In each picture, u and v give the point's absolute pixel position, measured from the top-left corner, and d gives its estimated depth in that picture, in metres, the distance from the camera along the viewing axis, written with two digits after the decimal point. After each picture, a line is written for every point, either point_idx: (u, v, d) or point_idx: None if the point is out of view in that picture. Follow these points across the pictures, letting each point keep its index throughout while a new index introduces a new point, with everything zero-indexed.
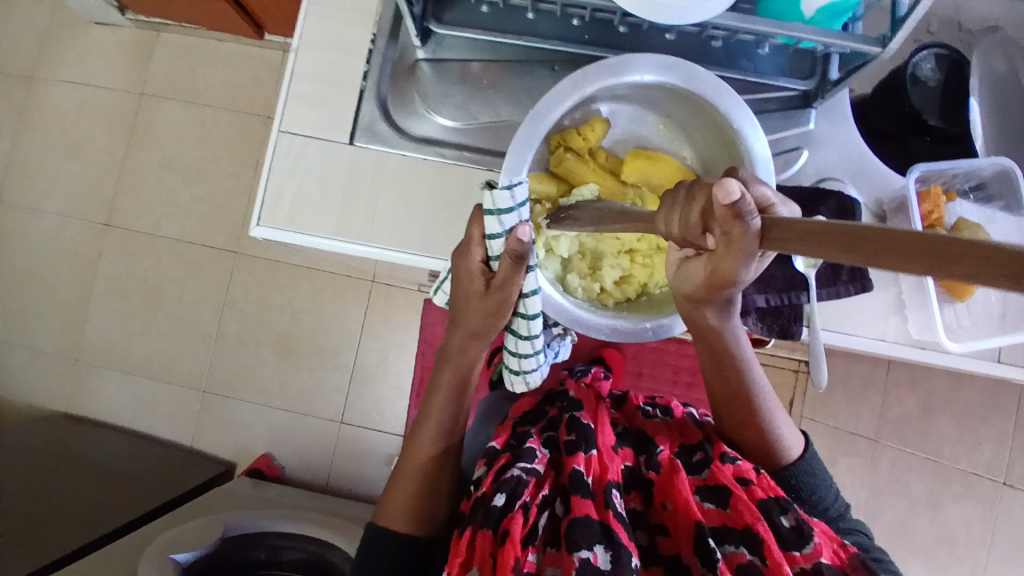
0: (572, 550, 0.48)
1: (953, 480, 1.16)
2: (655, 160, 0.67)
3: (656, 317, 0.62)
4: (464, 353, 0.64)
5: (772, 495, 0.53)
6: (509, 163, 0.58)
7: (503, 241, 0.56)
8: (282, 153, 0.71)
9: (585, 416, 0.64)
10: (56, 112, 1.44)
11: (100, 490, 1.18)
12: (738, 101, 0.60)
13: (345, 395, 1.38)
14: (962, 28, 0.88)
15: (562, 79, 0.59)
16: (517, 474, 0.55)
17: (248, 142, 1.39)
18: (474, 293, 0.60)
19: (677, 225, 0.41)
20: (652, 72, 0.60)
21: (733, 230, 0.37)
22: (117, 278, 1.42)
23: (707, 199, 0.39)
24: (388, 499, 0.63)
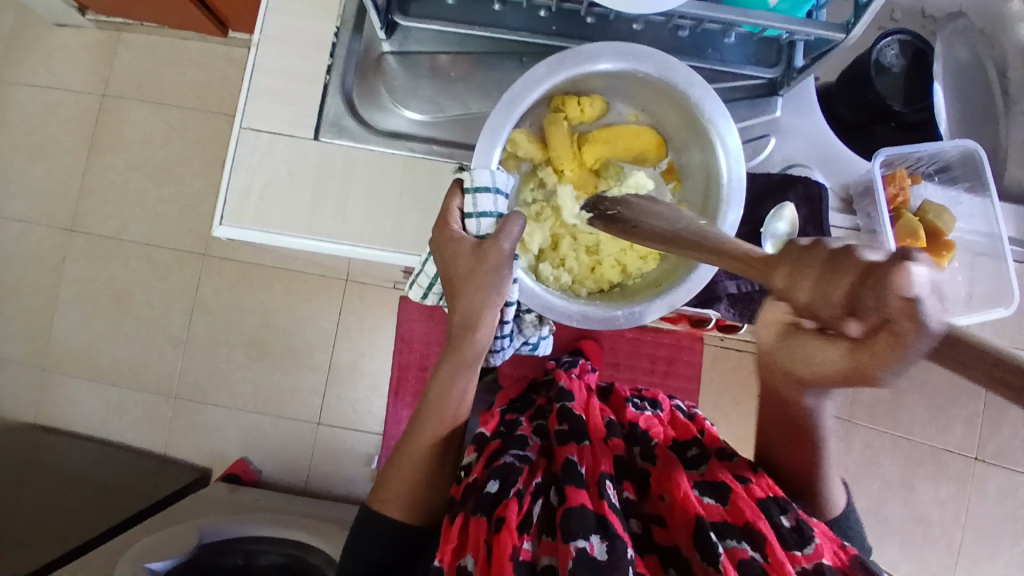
0: (569, 538, 0.48)
1: (923, 460, 1.20)
2: (619, 135, 0.66)
3: (627, 306, 0.62)
4: (467, 331, 0.61)
5: (771, 494, 0.53)
6: (480, 151, 0.58)
7: (493, 220, 0.59)
8: (246, 149, 0.69)
9: (576, 408, 0.65)
10: (14, 114, 1.39)
11: (72, 500, 1.15)
12: (711, 92, 0.60)
13: (322, 396, 1.36)
14: (925, 14, 0.89)
15: (536, 63, 0.59)
16: (510, 462, 0.57)
17: (215, 142, 1.36)
18: (462, 255, 0.57)
19: (810, 291, 0.36)
20: (627, 64, 0.60)
21: (902, 325, 0.32)
22: (83, 283, 1.38)
23: (864, 273, 0.33)
24: (382, 484, 0.63)
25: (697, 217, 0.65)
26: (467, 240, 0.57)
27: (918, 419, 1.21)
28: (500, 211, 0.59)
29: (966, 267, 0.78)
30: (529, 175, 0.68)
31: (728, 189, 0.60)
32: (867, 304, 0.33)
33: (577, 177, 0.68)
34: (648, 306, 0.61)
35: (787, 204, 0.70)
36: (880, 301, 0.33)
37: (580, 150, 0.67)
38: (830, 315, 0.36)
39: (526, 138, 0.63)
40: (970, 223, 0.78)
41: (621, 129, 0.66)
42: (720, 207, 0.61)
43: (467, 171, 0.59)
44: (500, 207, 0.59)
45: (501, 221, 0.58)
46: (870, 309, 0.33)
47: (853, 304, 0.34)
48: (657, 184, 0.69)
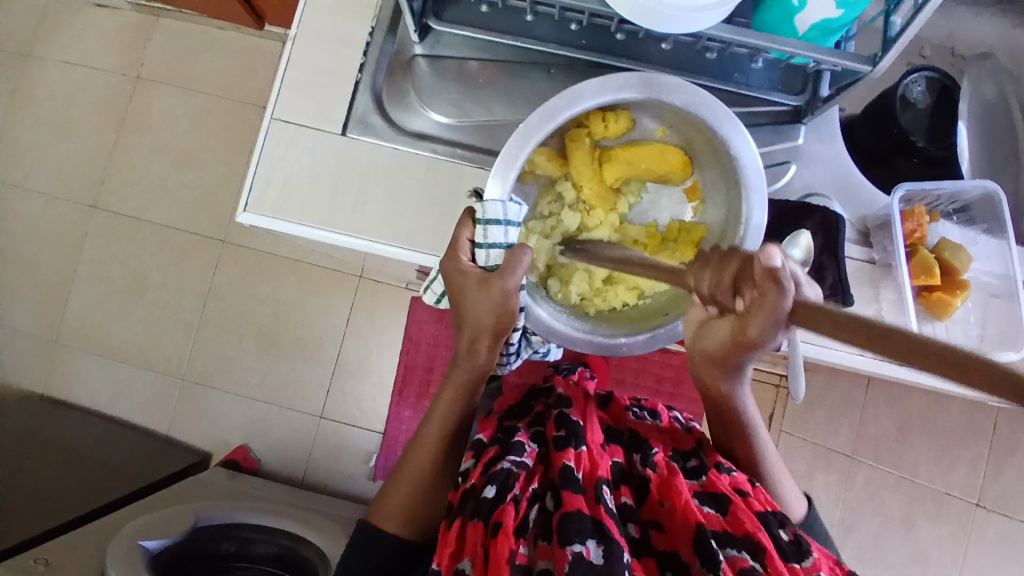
0: (566, 544, 0.49)
1: (924, 500, 1.19)
2: (641, 154, 0.66)
3: (634, 333, 0.63)
4: (472, 358, 0.65)
5: (770, 508, 0.55)
6: (494, 181, 0.57)
7: (502, 251, 0.59)
8: (274, 140, 0.71)
9: (575, 415, 0.65)
10: (50, 91, 1.42)
11: (74, 471, 1.16)
12: (738, 127, 0.59)
13: (327, 390, 1.37)
14: (955, 53, 0.91)
15: (557, 93, 0.58)
16: (507, 467, 0.56)
17: (242, 132, 1.39)
18: (472, 287, 0.59)
19: (708, 283, 0.47)
20: (653, 94, 0.60)
21: (769, 292, 0.42)
22: (102, 261, 1.41)
23: (740, 264, 0.46)
24: (383, 498, 0.66)
25: (715, 247, 0.66)
26: (473, 272, 0.59)
27: (923, 459, 1.20)
28: (510, 242, 0.59)
29: (979, 307, 0.76)
30: (547, 188, 0.69)
31: (746, 230, 0.61)
32: (743, 282, 0.45)
33: (597, 195, 0.68)
34: (654, 338, 0.62)
35: (803, 232, 0.70)
36: (752, 274, 0.44)
37: (602, 168, 0.67)
38: (717, 295, 0.47)
39: (544, 157, 0.65)
40: (988, 263, 0.76)
41: (644, 150, 0.66)
42: (736, 246, 0.62)
43: (479, 201, 0.58)
44: (510, 237, 0.58)
45: (509, 253, 0.58)
46: (747, 287, 0.45)
47: (736, 286, 0.46)
48: (678, 201, 0.69)
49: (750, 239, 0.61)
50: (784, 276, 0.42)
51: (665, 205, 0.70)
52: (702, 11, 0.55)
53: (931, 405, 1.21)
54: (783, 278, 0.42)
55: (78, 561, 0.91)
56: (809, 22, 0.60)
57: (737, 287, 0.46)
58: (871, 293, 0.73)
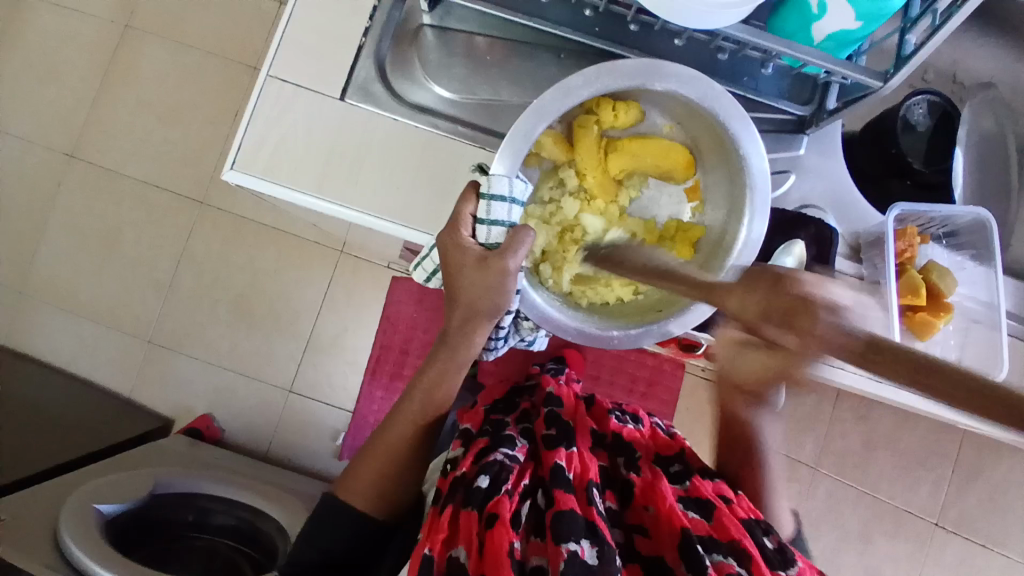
0: (560, 541, 0.49)
1: (883, 517, 1.22)
2: (648, 146, 0.65)
3: (625, 327, 0.62)
4: (464, 339, 0.63)
5: (753, 516, 0.57)
6: (501, 158, 0.56)
7: (504, 230, 0.58)
8: (268, 98, 0.68)
9: (564, 416, 0.68)
10: (32, 32, 1.37)
11: (30, 426, 1.12)
12: (749, 125, 0.59)
13: (298, 364, 1.35)
14: (956, 80, 0.91)
15: (573, 72, 0.58)
16: (500, 460, 0.58)
17: (230, 92, 1.35)
18: (469, 265, 0.58)
19: (758, 309, 0.45)
20: (668, 84, 0.59)
21: (800, 322, 0.39)
22: (74, 212, 1.36)
23: (792, 295, 0.42)
24: (350, 473, 0.65)
25: (711, 249, 0.66)
26: (474, 250, 0.58)
27: (886, 476, 1.23)
28: (513, 221, 0.58)
29: (959, 332, 0.79)
30: (550, 173, 0.67)
31: (745, 230, 0.61)
32: (792, 316, 0.40)
33: (600, 185, 0.67)
34: (646, 332, 0.61)
35: (798, 240, 0.69)
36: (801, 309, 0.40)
37: (606, 157, 0.66)
38: (754, 321, 0.45)
39: (551, 140, 0.63)
40: (972, 289, 0.79)
41: (652, 144, 0.65)
42: (737, 242, 0.61)
43: (485, 176, 0.58)
44: (512, 216, 0.58)
45: (512, 233, 0.58)
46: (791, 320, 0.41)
47: (782, 317, 0.42)
48: (678, 200, 0.69)
49: (752, 234, 0.61)
50: (820, 305, 0.40)
51: (664, 203, 0.69)
52: (723, 10, 0.54)
53: (898, 425, 1.23)
54: (820, 306, 0.39)
55: (27, 518, 0.88)
56: (826, 32, 0.60)
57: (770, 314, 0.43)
58: None
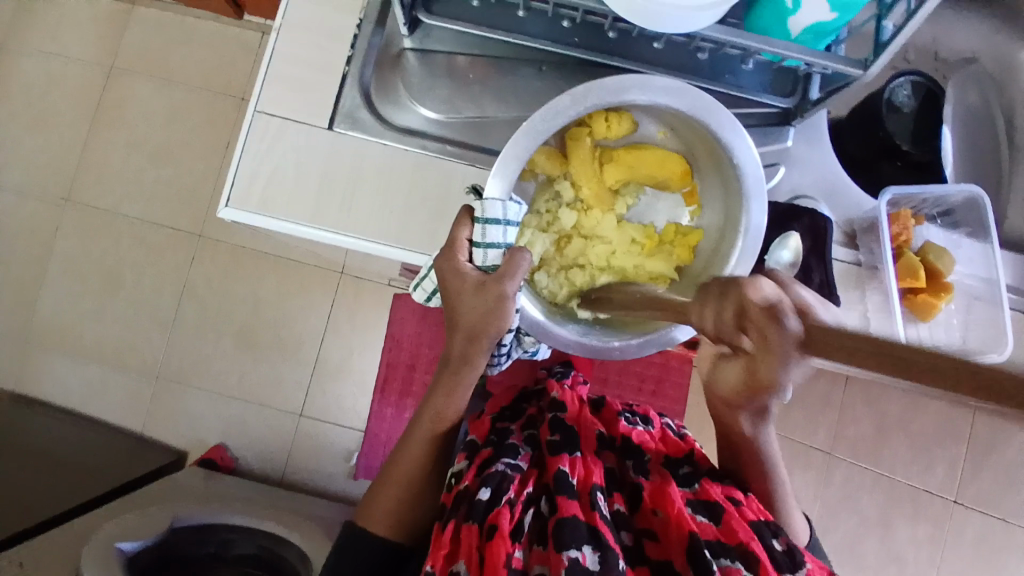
0: (562, 550, 0.50)
1: (902, 500, 1.22)
2: (643, 154, 0.66)
3: (627, 338, 0.63)
4: (466, 361, 0.63)
5: (763, 519, 0.57)
6: (494, 180, 0.58)
7: (501, 252, 0.59)
8: (257, 133, 0.69)
9: (568, 420, 0.68)
10: (20, 80, 1.38)
11: (47, 470, 1.13)
12: (740, 134, 0.59)
13: (308, 388, 1.35)
14: (938, 57, 0.93)
15: (561, 93, 0.58)
16: (502, 470, 0.58)
17: (220, 124, 1.36)
18: (466, 290, 0.58)
19: (713, 322, 0.43)
20: (658, 99, 0.59)
21: (768, 330, 0.36)
22: (75, 255, 1.37)
23: (739, 300, 0.40)
24: (369, 501, 0.66)
25: (710, 252, 0.66)
26: (473, 275, 0.58)
27: (902, 458, 1.21)
28: (509, 243, 0.59)
29: (961, 311, 0.81)
30: (545, 186, 0.68)
31: (744, 240, 0.62)
32: (748, 320, 0.38)
33: (596, 195, 0.67)
34: (647, 342, 0.62)
35: (791, 234, 0.71)
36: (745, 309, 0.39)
37: (603, 169, 0.67)
38: (725, 332, 0.42)
39: (545, 156, 0.65)
40: (971, 266, 0.80)
41: (647, 155, 0.66)
42: (735, 249, 0.62)
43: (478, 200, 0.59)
44: (508, 238, 0.59)
45: (507, 256, 0.58)
46: (748, 327, 0.39)
47: (741, 323, 0.40)
48: (674, 205, 0.70)
49: (749, 245, 0.61)
50: (786, 310, 0.36)
51: (661, 208, 0.70)
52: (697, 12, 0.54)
53: (909, 405, 1.23)
54: (783, 311, 0.36)
55: (50, 565, 0.88)
56: (803, 25, 0.60)
57: (743, 324, 0.39)
58: (859, 294, 0.75)
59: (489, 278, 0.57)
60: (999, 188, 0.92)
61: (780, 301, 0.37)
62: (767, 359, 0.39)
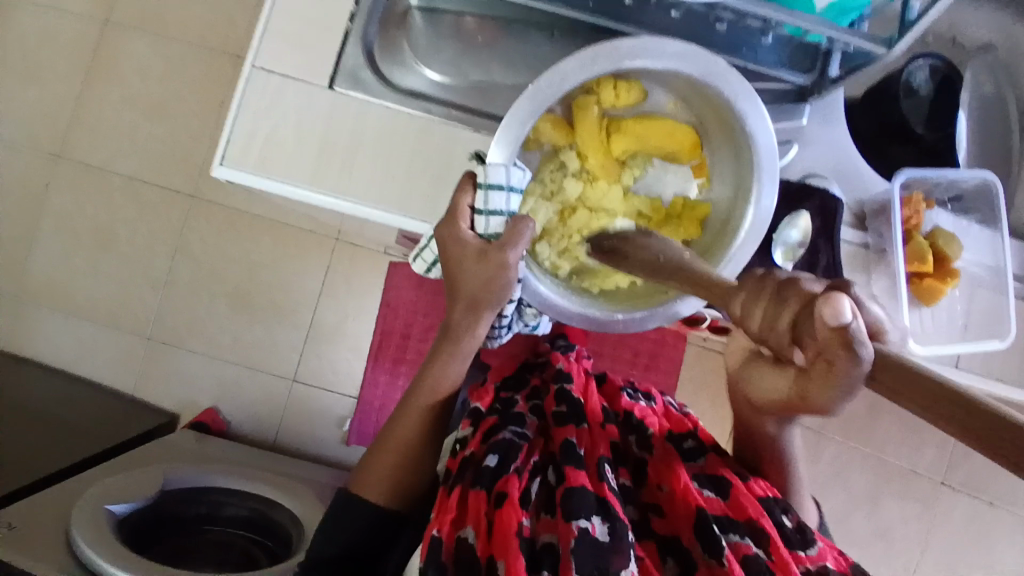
0: (571, 519, 0.50)
1: (889, 479, 1.23)
2: (653, 124, 0.64)
3: (630, 310, 0.62)
4: (464, 329, 0.63)
5: (771, 495, 0.56)
6: (495, 147, 0.55)
7: (503, 220, 0.57)
8: (255, 90, 0.66)
9: (574, 391, 0.68)
10: (6, 28, 1.33)
11: (37, 429, 1.12)
12: (756, 103, 0.58)
13: (301, 354, 1.34)
14: (956, 42, 0.91)
15: (566, 56, 0.55)
16: (509, 438, 0.59)
17: (215, 82, 1.32)
18: (470, 260, 0.57)
19: (760, 325, 0.41)
20: (669, 64, 0.57)
21: (839, 357, 0.37)
22: (64, 212, 1.34)
23: (802, 305, 0.39)
24: (364, 467, 0.65)
25: (719, 227, 0.65)
26: (473, 243, 0.57)
27: (891, 439, 1.23)
28: (512, 210, 0.57)
29: (965, 298, 0.80)
30: (550, 156, 0.66)
31: (754, 214, 0.60)
32: (805, 333, 0.39)
33: (602, 166, 0.66)
34: (651, 315, 0.61)
35: (802, 212, 0.70)
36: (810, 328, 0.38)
37: (609, 139, 0.65)
38: (768, 337, 0.41)
39: (550, 125, 0.62)
40: (976, 254, 0.80)
41: (657, 126, 0.64)
42: (743, 226, 0.60)
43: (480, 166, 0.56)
44: (511, 205, 0.57)
45: (512, 224, 0.57)
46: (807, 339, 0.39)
47: (796, 335, 0.39)
48: (684, 178, 0.67)
49: (759, 215, 0.60)
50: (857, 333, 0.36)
51: (669, 181, 0.68)
52: None
53: None
54: (857, 337, 0.36)
55: (40, 524, 0.88)
56: (828, 0, 0.58)
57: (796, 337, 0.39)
58: (864, 278, 0.75)
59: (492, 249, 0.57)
60: (1008, 174, 0.90)
61: (856, 327, 0.36)
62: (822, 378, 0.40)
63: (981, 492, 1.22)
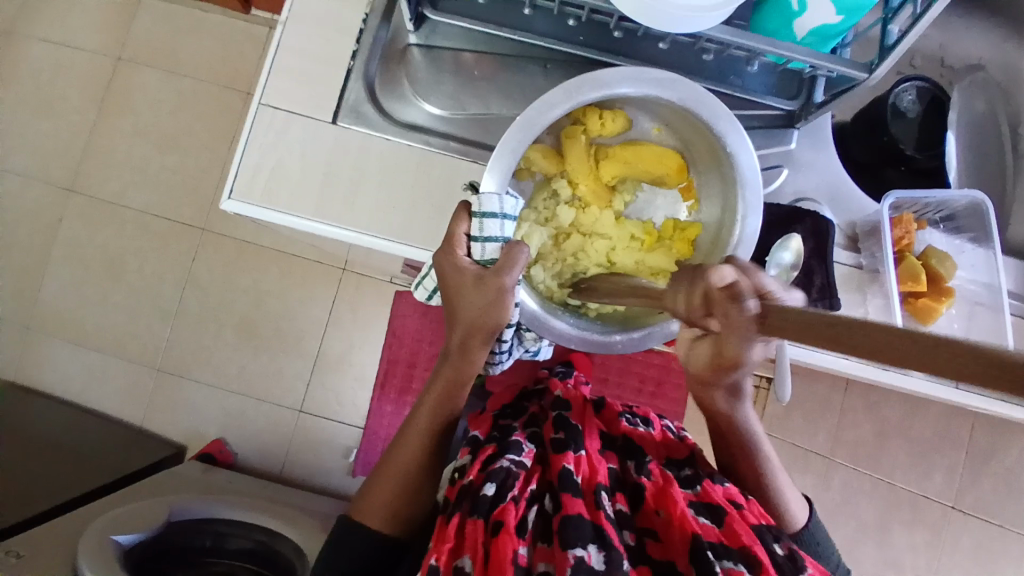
0: (567, 547, 0.50)
1: (900, 505, 1.22)
2: (639, 149, 0.66)
3: (627, 332, 0.63)
4: (465, 357, 0.64)
5: (764, 522, 0.57)
6: (489, 175, 0.57)
7: (498, 246, 0.59)
8: (261, 127, 0.69)
9: (572, 418, 0.68)
10: (26, 70, 1.38)
11: (44, 459, 1.13)
12: (735, 126, 0.59)
13: (307, 383, 1.35)
14: (945, 64, 0.93)
15: (554, 87, 0.58)
16: (507, 466, 0.59)
17: (225, 117, 1.36)
18: (466, 288, 0.58)
19: (684, 305, 0.46)
20: (651, 92, 0.59)
21: (731, 309, 0.40)
22: (76, 245, 1.37)
23: (705, 285, 0.44)
24: (366, 493, 0.65)
25: (709, 246, 0.66)
26: (472, 269, 0.58)
27: (900, 463, 1.22)
28: (506, 236, 0.59)
29: (963, 316, 0.80)
30: (542, 185, 0.68)
31: (740, 232, 0.62)
32: (714, 303, 0.42)
33: (593, 192, 0.68)
34: (649, 335, 0.62)
35: (794, 235, 0.71)
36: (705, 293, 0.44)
37: (598, 165, 0.67)
38: (695, 316, 0.46)
39: (540, 155, 0.64)
40: (972, 272, 0.81)
41: (643, 151, 0.66)
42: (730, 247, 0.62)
43: (475, 195, 0.59)
44: (506, 231, 0.59)
45: (507, 249, 0.58)
46: (712, 310, 0.43)
47: (707, 306, 0.44)
48: (673, 201, 0.70)
49: (746, 235, 0.61)
50: (744, 291, 0.40)
51: (660, 205, 0.70)
52: (704, 12, 0.54)
53: (909, 411, 1.23)
54: (742, 291, 0.40)
55: (44, 554, 0.88)
56: (808, 27, 0.60)
57: (710, 309, 0.44)
58: (859, 297, 0.75)
59: (488, 272, 0.57)
60: (1003, 195, 0.92)
61: (739, 283, 0.41)
62: (730, 331, 0.42)
63: None
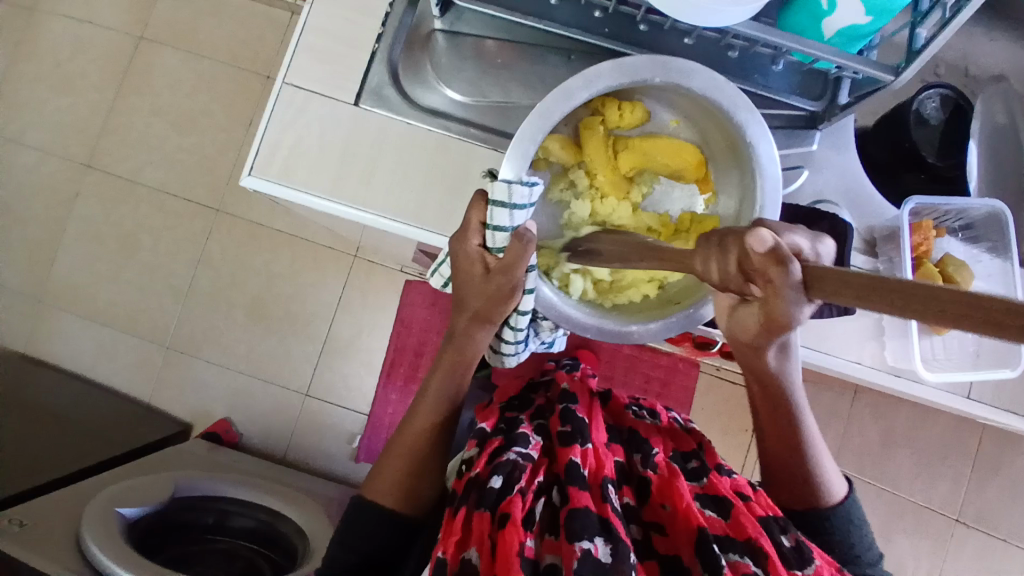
0: (573, 540, 0.50)
1: (903, 515, 1.22)
2: (656, 139, 0.66)
3: (645, 321, 0.63)
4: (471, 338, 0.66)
5: (771, 513, 0.57)
6: (506, 164, 0.57)
7: (507, 235, 0.58)
8: (283, 105, 0.69)
9: (578, 410, 0.67)
10: (49, 45, 1.39)
11: (53, 430, 1.14)
12: (755, 115, 0.59)
13: (314, 366, 1.36)
14: (968, 73, 0.93)
15: (574, 75, 0.58)
16: (513, 459, 0.58)
17: (243, 99, 1.36)
18: (475, 277, 0.61)
19: (717, 272, 0.44)
20: (672, 79, 0.59)
21: (772, 274, 0.40)
22: (91, 221, 1.38)
23: (741, 249, 0.42)
24: (377, 473, 0.66)
25: None
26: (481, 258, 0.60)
27: (903, 473, 1.22)
28: (515, 226, 0.58)
29: None
30: (560, 175, 0.68)
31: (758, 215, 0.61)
32: (751, 269, 0.42)
33: (610, 182, 0.68)
34: (666, 326, 0.62)
35: None
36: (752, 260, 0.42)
37: (617, 156, 0.67)
38: (731, 282, 0.44)
39: (559, 144, 0.64)
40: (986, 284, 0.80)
41: (660, 143, 0.65)
42: None
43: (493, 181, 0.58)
44: (515, 221, 0.57)
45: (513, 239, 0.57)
46: (755, 273, 0.42)
47: (746, 273, 0.43)
48: (690, 194, 0.69)
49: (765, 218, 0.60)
50: (788, 255, 0.40)
51: (676, 198, 0.69)
52: (732, 6, 0.54)
53: (916, 421, 1.23)
54: (786, 255, 0.40)
55: (51, 521, 0.89)
56: (836, 27, 0.60)
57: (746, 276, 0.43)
58: None
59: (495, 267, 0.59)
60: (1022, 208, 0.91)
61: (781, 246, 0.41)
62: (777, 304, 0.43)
63: (995, 529, 1.21)
